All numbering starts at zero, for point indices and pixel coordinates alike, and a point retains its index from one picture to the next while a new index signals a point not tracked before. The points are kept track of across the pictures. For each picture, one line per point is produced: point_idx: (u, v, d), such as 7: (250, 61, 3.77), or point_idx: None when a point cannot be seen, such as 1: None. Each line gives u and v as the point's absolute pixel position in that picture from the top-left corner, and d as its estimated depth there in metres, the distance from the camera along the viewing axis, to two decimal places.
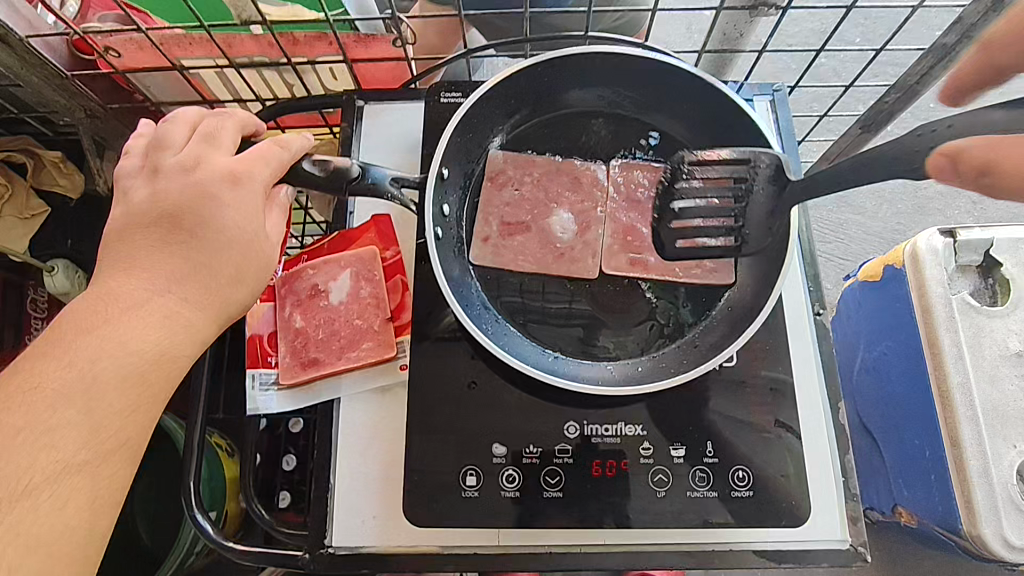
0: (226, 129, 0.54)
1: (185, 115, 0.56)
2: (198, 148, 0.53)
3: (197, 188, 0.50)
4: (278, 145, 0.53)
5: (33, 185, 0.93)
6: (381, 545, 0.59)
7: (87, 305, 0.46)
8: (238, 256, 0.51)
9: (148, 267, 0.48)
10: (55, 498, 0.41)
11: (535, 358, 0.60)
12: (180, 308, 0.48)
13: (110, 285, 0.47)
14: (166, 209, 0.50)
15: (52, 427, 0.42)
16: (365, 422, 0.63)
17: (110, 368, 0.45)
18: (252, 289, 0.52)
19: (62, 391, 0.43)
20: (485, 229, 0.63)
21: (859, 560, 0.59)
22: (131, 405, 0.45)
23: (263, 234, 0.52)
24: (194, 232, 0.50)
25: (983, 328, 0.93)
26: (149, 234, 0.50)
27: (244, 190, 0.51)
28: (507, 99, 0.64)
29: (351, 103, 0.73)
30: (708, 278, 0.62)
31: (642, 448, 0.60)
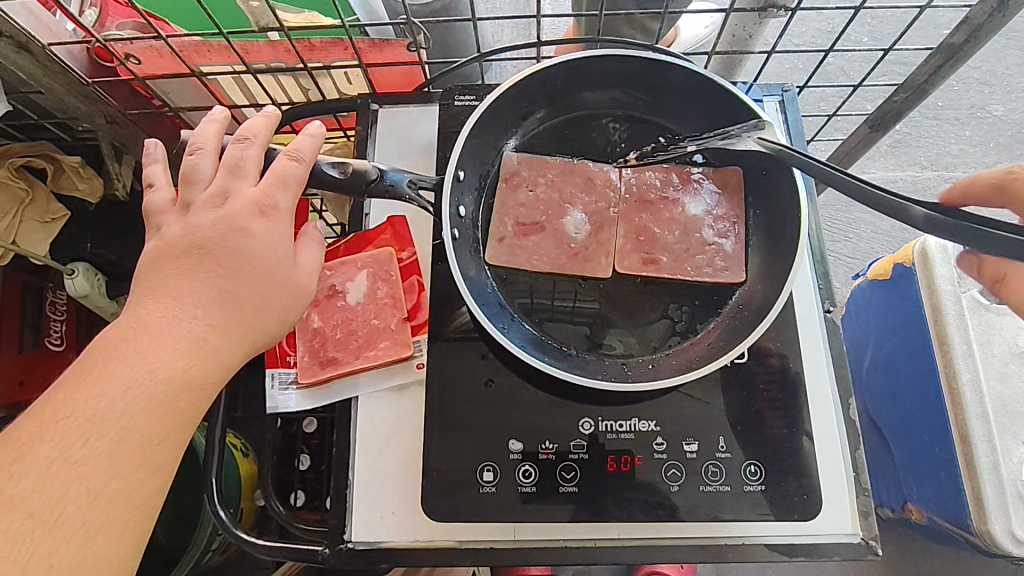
0: (249, 156, 0.54)
1: (206, 143, 0.55)
2: (225, 179, 0.53)
3: (226, 222, 0.50)
4: (293, 159, 0.54)
5: (54, 190, 0.95)
6: (399, 540, 0.60)
7: (118, 334, 0.46)
8: (265, 281, 0.51)
9: (178, 295, 0.48)
10: (86, 528, 0.41)
11: (550, 357, 0.61)
12: (208, 335, 0.48)
13: (141, 314, 0.47)
14: (195, 241, 0.50)
15: (85, 457, 0.42)
16: (383, 419, 0.64)
17: (140, 398, 0.44)
18: (283, 311, 0.52)
19: (93, 421, 0.43)
20: (500, 229, 0.64)
21: (870, 554, 0.59)
22: (162, 432, 0.45)
23: (288, 257, 0.52)
24: (223, 262, 0.50)
25: (993, 326, 0.95)
26: (179, 264, 0.50)
27: (272, 221, 0.52)
28: (522, 101, 0.66)
29: (366, 107, 0.75)
30: (720, 276, 0.63)
31: (655, 444, 0.61)
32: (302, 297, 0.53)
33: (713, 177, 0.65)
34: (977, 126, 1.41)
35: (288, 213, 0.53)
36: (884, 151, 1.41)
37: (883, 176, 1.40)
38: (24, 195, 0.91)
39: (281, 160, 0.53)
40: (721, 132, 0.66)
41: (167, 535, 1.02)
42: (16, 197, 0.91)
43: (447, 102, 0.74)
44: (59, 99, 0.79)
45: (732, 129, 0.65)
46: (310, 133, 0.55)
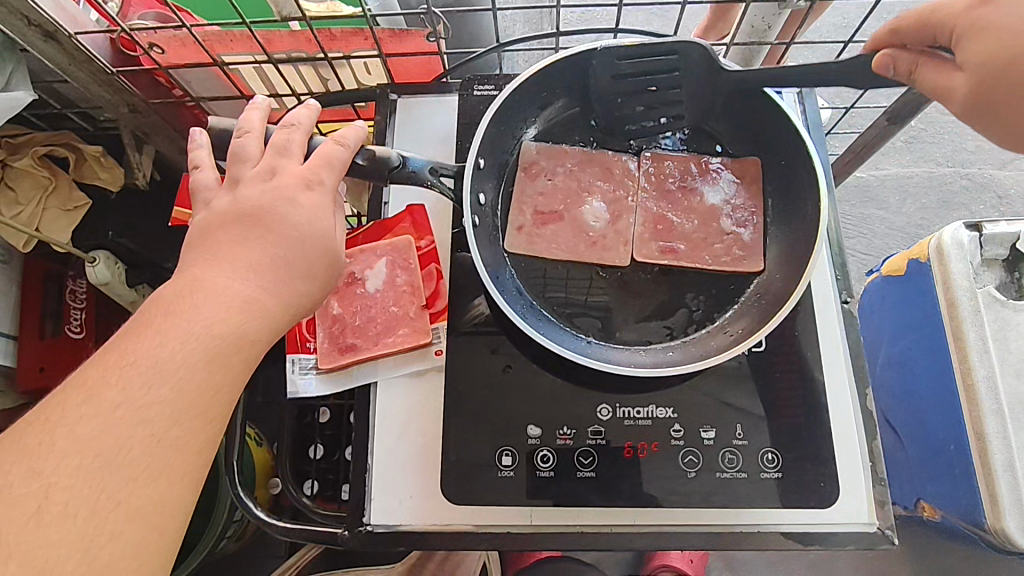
0: (294, 139, 0.55)
1: (253, 127, 0.55)
2: (270, 158, 0.54)
3: (275, 193, 0.51)
4: (337, 143, 0.55)
5: (76, 179, 0.96)
6: (418, 523, 0.61)
7: (176, 291, 0.47)
8: (312, 248, 0.51)
9: (231, 256, 0.49)
10: (148, 472, 0.42)
11: (569, 343, 0.61)
12: (259, 294, 0.48)
13: (196, 273, 0.48)
14: (246, 207, 0.51)
15: (147, 403, 0.43)
16: (403, 405, 0.64)
17: (199, 349, 0.45)
18: (325, 281, 0.53)
19: (154, 370, 0.44)
20: (519, 218, 0.65)
21: (885, 543, 0.59)
22: (217, 384, 0.46)
23: (333, 228, 0.53)
24: (273, 227, 0.50)
25: (1010, 322, 0.93)
26: (232, 227, 0.50)
27: (318, 194, 0.53)
28: (542, 90, 0.66)
29: (385, 97, 0.76)
30: (737, 266, 0.63)
31: (673, 430, 0.61)
32: (340, 267, 0.54)
33: (731, 168, 0.66)
34: None
35: (333, 191, 0.54)
36: (900, 147, 1.40)
37: (898, 173, 1.39)
38: (48, 183, 0.92)
39: (328, 143, 0.54)
40: (740, 121, 0.67)
41: None
42: (40, 184, 0.92)
43: (465, 93, 0.75)
44: (84, 87, 0.80)
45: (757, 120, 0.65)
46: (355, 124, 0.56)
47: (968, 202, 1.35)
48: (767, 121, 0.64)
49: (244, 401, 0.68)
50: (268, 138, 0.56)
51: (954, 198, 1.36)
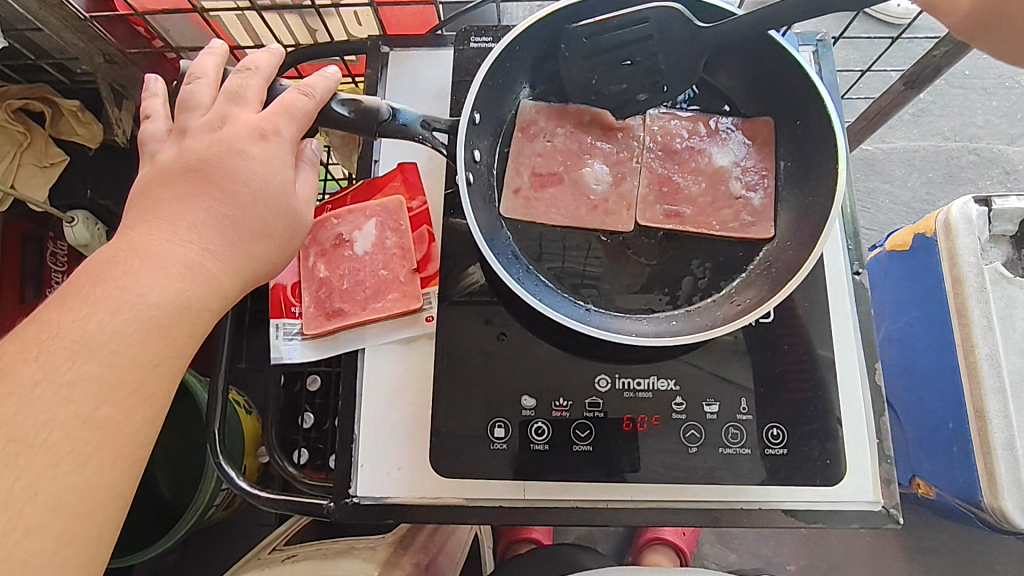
0: (250, 85, 0.51)
1: (206, 72, 0.52)
2: (223, 105, 0.50)
3: (222, 144, 0.48)
4: (301, 92, 0.51)
5: (53, 134, 0.92)
6: (406, 495, 0.59)
7: (108, 257, 0.44)
8: (264, 209, 0.48)
9: (172, 218, 0.46)
10: (74, 455, 0.39)
11: (568, 310, 0.58)
12: (203, 259, 0.45)
13: (132, 237, 0.45)
14: (190, 163, 0.47)
15: (71, 380, 0.40)
16: (391, 373, 0.62)
17: (132, 321, 0.42)
18: (283, 242, 0.49)
19: (80, 343, 0.40)
20: (516, 180, 0.61)
21: (890, 522, 0.58)
22: (153, 359, 0.43)
23: (289, 184, 0.49)
24: (220, 184, 0.47)
25: (1016, 299, 0.89)
26: (173, 186, 0.47)
27: (272, 144, 0.49)
28: (542, 42, 0.62)
29: (376, 49, 0.71)
30: (748, 232, 0.60)
31: (674, 403, 0.58)
32: (301, 228, 0.51)
33: (743, 129, 0.63)
34: (1004, 96, 1.35)
35: (291, 141, 0.50)
36: (909, 119, 1.36)
37: (905, 146, 1.35)
38: (22, 138, 0.88)
39: (291, 93, 0.51)
40: (750, 76, 0.63)
41: (166, 490, 1.02)
42: (14, 140, 0.89)
43: (461, 45, 0.70)
44: (54, 34, 0.75)
45: (769, 77, 0.62)
46: (327, 73, 0.52)
47: (976, 177, 1.32)
48: (780, 77, 0.61)
49: (228, 366, 0.65)
50: (223, 83, 0.53)
51: (960, 173, 1.32)
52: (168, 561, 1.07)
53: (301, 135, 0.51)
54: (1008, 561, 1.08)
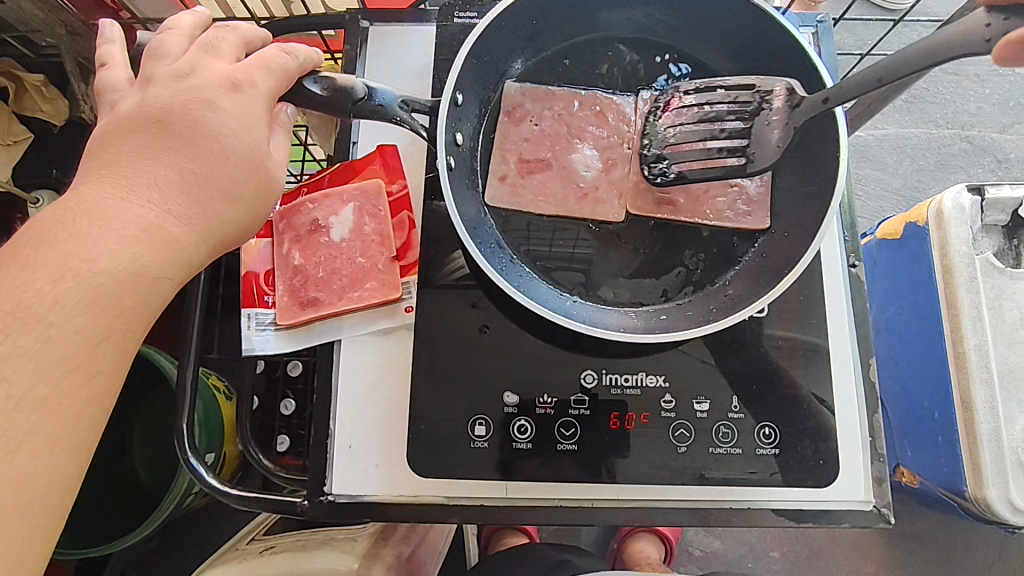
0: (227, 39, 0.48)
1: (179, 25, 0.49)
2: (195, 55, 0.47)
3: (190, 94, 0.44)
4: (283, 51, 0.47)
5: (17, 111, 0.87)
6: (384, 494, 0.56)
7: (54, 216, 0.40)
8: (232, 167, 0.44)
9: (130, 175, 0.42)
10: (7, 440, 0.36)
11: (553, 303, 0.56)
12: (163, 221, 0.42)
13: (82, 194, 0.41)
14: (153, 114, 0.44)
15: (4, 356, 0.36)
16: (369, 366, 0.59)
17: (79, 290, 0.38)
18: (254, 203, 0.46)
19: (17, 315, 0.37)
20: (502, 167, 0.58)
21: (881, 521, 0.56)
22: (100, 331, 0.39)
23: (262, 145, 0.46)
24: (185, 137, 0.43)
25: (1005, 290, 0.87)
26: (133, 139, 0.43)
27: (246, 97, 0.45)
28: (530, 18, 0.58)
29: (355, 23, 0.67)
30: (742, 220, 0.58)
31: (663, 401, 0.56)
32: (272, 188, 0.47)
33: None
34: (996, 84, 1.33)
35: (266, 95, 0.46)
36: (900, 106, 1.34)
37: (897, 133, 1.32)
38: None
39: (272, 50, 0.47)
40: (746, 58, 0.60)
41: (140, 475, 0.99)
42: None
43: (445, 22, 0.67)
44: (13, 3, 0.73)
45: (765, 59, 0.58)
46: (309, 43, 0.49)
47: (967, 164, 1.30)
48: (775, 58, 0.57)
49: (198, 351, 0.62)
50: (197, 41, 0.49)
51: (951, 161, 1.31)
52: (144, 549, 1.04)
53: (280, 94, 0.47)
54: (988, 550, 1.08)
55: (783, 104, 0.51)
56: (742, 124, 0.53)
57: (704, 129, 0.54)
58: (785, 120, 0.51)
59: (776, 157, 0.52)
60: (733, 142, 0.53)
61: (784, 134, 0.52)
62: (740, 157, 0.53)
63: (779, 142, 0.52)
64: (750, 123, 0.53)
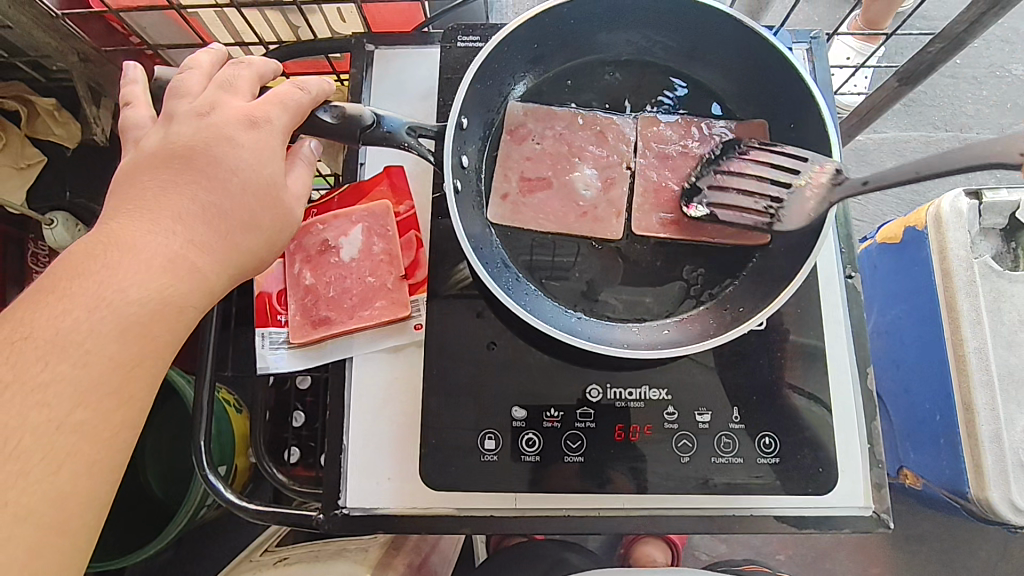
0: (242, 76, 0.50)
1: (198, 64, 0.50)
2: (213, 94, 0.49)
3: (211, 131, 0.46)
4: (295, 86, 0.49)
5: (29, 135, 0.90)
6: (397, 507, 0.58)
7: (87, 248, 0.42)
8: (251, 199, 0.46)
9: (156, 208, 0.44)
10: (46, 461, 0.38)
11: (557, 318, 0.57)
12: (187, 251, 0.44)
13: (113, 228, 0.43)
14: (176, 151, 0.46)
15: (44, 381, 0.38)
16: (380, 381, 0.61)
17: (111, 319, 0.40)
18: (270, 236, 0.47)
19: (54, 344, 0.39)
20: (504, 185, 0.60)
21: (881, 526, 0.58)
22: (132, 357, 0.41)
23: (278, 177, 0.47)
24: (206, 172, 0.45)
25: (1003, 293, 0.89)
26: (158, 175, 0.45)
27: (264, 133, 0.47)
28: (530, 43, 0.60)
29: (361, 47, 0.69)
30: (744, 240, 0.59)
31: (666, 413, 0.58)
32: (290, 220, 0.49)
33: (736, 131, 0.61)
34: (996, 85, 1.34)
35: (282, 129, 0.48)
36: (901, 109, 1.35)
37: (896, 137, 1.34)
38: None
39: (285, 86, 0.49)
40: (742, 81, 0.62)
41: (150, 483, 1.01)
42: None
43: (448, 44, 0.69)
44: (26, 33, 0.73)
45: (759, 79, 0.60)
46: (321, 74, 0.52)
47: None
48: (770, 78, 0.59)
49: (214, 369, 0.63)
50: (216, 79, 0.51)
51: (951, 163, 1.32)
52: (160, 562, 1.06)
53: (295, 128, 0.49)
54: (992, 548, 1.09)
55: (829, 181, 0.53)
56: (781, 189, 0.55)
57: (748, 182, 0.57)
58: (821, 195, 0.53)
59: (802, 226, 0.55)
60: (766, 202, 0.56)
61: (818, 206, 0.53)
62: (768, 217, 0.56)
63: (812, 212, 0.54)
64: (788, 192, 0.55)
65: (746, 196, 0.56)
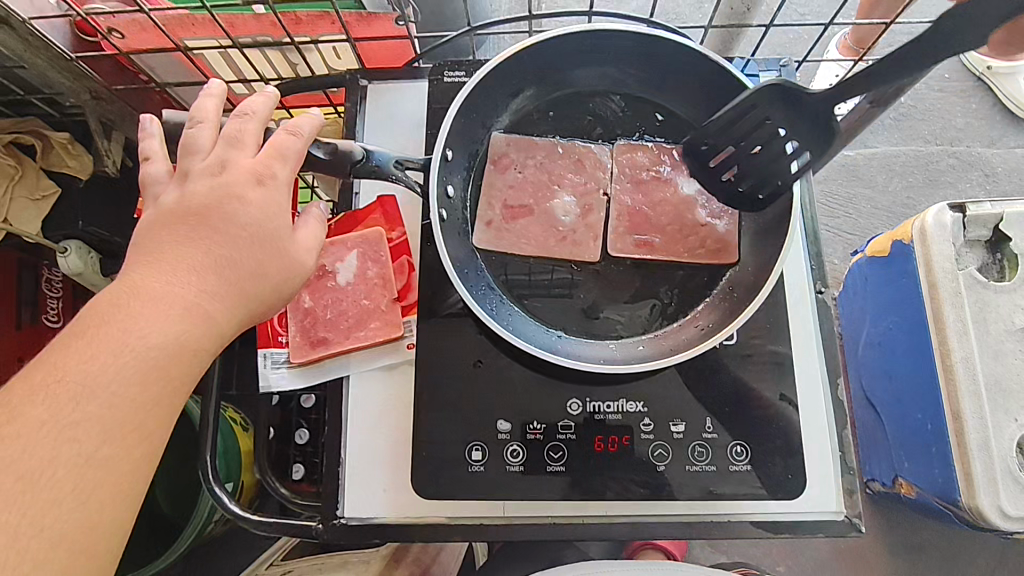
0: (248, 130, 0.53)
1: (206, 116, 0.54)
2: (222, 151, 0.52)
3: (223, 188, 0.50)
4: (290, 133, 0.53)
5: (45, 167, 0.91)
6: (391, 516, 0.61)
7: (110, 298, 0.46)
8: (260, 251, 0.50)
9: (173, 259, 0.48)
10: (77, 492, 0.42)
11: (538, 336, 0.61)
12: (202, 299, 0.47)
13: (133, 279, 0.46)
14: (190, 207, 0.49)
15: (75, 421, 0.42)
16: (375, 398, 0.64)
17: (134, 361, 0.44)
18: (276, 284, 0.51)
19: (83, 386, 0.43)
20: (488, 213, 0.63)
21: (853, 531, 0.60)
22: (153, 398, 0.45)
23: (284, 229, 0.51)
24: (218, 225, 0.49)
25: (989, 303, 0.92)
26: (174, 228, 0.49)
27: (270, 189, 0.51)
28: (511, 79, 0.64)
29: (354, 83, 0.73)
30: (710, 262, 0.63)
31: (643, 424, 0.61)
32: (296, 269, 0.52)
33: None
34: (981, 100, 1.38)
35: (287, 184, 0.52)
36: (889, 125, 1.38)
37: (885, 152, 1.37)
38: (14, 171, 0.88)
39: (281, 134, 0.52)
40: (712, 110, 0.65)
41: (159, 498, 1.05)
42: (7, 174, 0.89)
43: (436, 78, 0.73)
44: (41, 73, 0.77)
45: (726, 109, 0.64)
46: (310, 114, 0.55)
47: (956, 180, 1.35)
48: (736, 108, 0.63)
49: (219, 390, 0.67)
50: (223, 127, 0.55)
51: (939, 176, 1.35)
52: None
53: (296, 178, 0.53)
54: (986, 555, 1.11)
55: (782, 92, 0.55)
56: (779, 131, 0.57)
57: (759, 155, 0.58)
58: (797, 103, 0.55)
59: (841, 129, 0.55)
60: (784, 151, 0.57)
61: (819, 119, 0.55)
62: (803, 152, 0.57)
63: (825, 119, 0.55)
64: (783, 126, 0.57)
65: (769, 163, 0.58)
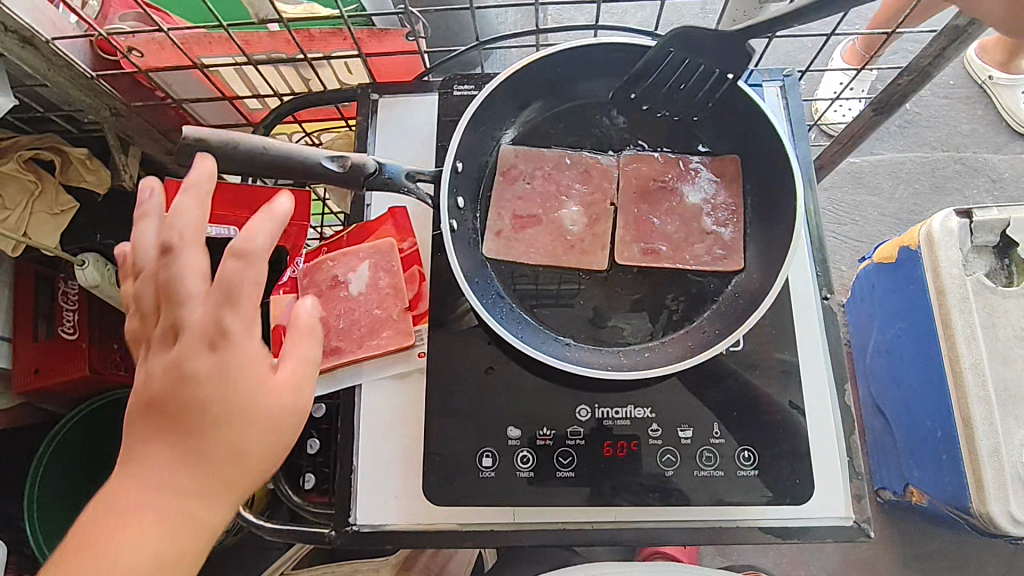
0: (185, 265, 0.46)
1: (146, 254, 0.49)
2: (167, 311, 0.46)
3: (177, 369, 0.45)
4: (234, 257, 0.45)
5: (62, 181, 0.92)
6: (403, 522, 0.62)
7: (91, 515, 0.44)
8: (235, 430, 0.46)
9: (147, 470, 0.45)
10: None
11: (547, 344, 0.62)
12: (179, 508, 0.45)
13: (109, 500, 0.45)
14: (154, 396, 0.45)
15: None
16: (387, 406, 0.65)
17: (151, 546, 0.44)
18: (260, 467, 0.47)
19: None
20: (497, 223, 0.65)
21: (862, 536, 0.61)
22: None
23: (253, 405, 0.46)
24: (188, 424, 0.45)
25: (997, 309, 0.92)
26: (145, 424, 0.46)
27: (223, 352, 0.45)
28: (519, 92, 0.66)
29: (366, 97, 0.75)
30: (712, 279, 0.64)
31: (651, 430, 0.62)
32: (276, 433, 0.47)
33: (711, 167, 0.66)
34: (986, 107, 1.39)
35: (243, 336, 0.46)
36: (895, 132, 1.39)
37: (892, 159, 1.38)
38: (33, 186, 0.89)
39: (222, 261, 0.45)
40: (717, 120, 0.66)
41: None
42: (26, 189, 0.89)
43: (445, 92, 0.75)
44: (61, 92, 0.78)
45: (731, 119, 0.66)
46: (270, 211, 0.47)
47: (963, 186, 1.35)
48: (740, 118, 0.64)
49: None
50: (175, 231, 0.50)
51: (946, 183, 1.35)
52: None
53: (253, 311, 0.46)
54: (999, 563, 1.10)
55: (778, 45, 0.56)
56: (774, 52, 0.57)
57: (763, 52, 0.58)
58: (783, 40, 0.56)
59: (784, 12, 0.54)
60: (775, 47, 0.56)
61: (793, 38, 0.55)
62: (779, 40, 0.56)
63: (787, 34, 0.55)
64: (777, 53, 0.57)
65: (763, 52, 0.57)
